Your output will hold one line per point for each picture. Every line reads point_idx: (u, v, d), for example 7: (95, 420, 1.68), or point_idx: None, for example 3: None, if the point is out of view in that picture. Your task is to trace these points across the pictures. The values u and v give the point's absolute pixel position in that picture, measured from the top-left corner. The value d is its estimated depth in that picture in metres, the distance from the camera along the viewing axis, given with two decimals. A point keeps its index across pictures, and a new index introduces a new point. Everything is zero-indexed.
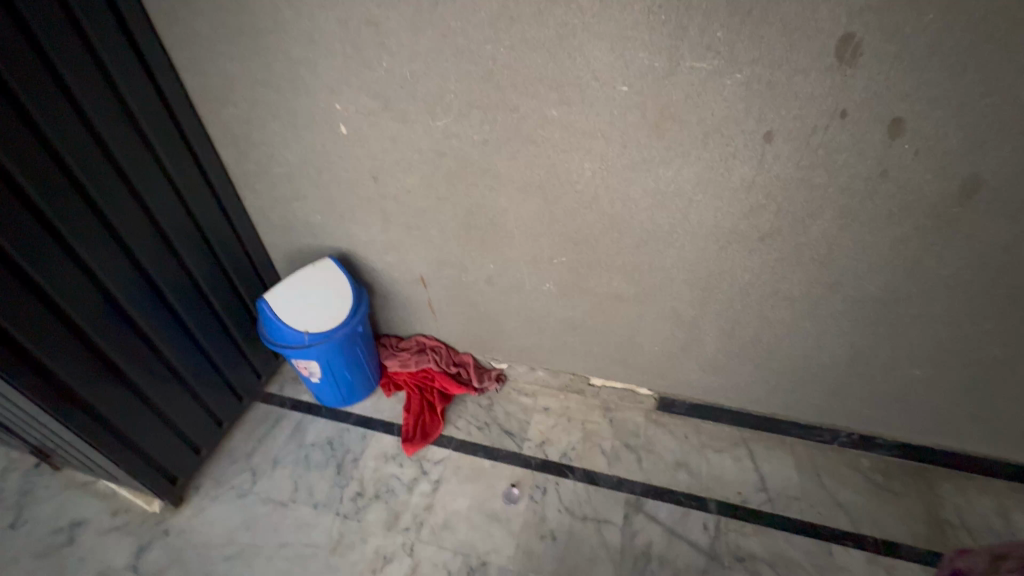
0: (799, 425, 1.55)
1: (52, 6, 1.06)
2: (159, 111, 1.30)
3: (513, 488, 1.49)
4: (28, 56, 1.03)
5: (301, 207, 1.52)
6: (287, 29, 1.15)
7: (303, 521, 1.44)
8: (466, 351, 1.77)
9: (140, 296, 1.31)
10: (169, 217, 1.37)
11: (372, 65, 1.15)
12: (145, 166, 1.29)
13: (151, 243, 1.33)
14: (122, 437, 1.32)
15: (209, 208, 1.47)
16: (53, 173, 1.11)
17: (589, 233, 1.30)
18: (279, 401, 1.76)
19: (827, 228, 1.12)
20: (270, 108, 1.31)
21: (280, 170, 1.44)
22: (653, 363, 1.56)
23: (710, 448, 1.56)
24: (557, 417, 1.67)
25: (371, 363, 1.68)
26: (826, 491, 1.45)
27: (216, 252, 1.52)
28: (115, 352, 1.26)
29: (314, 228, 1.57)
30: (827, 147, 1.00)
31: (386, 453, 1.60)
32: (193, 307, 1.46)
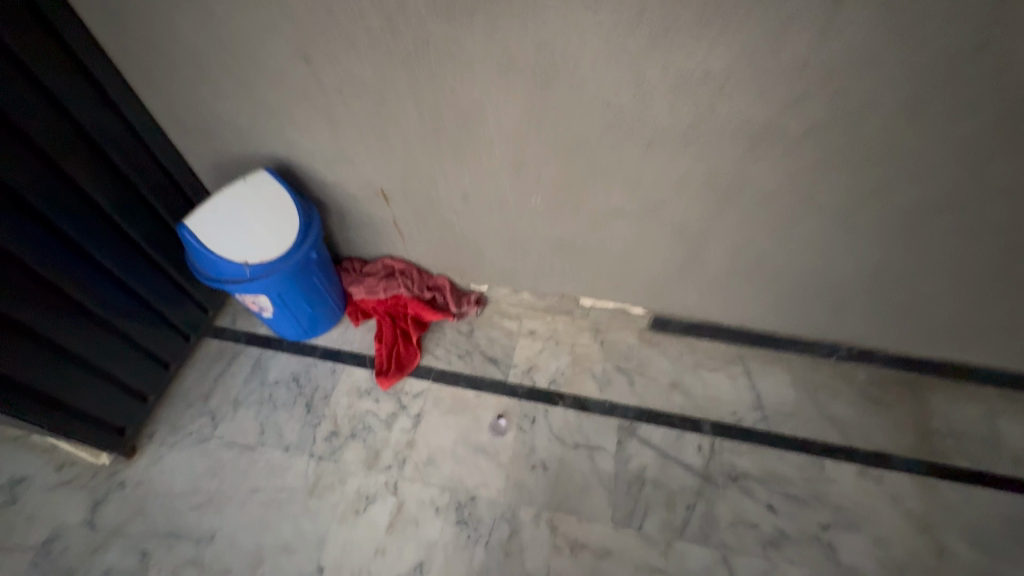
0: (799, 340, 1.47)
1: None
2: None
3: (500, 420, 1.40)
4: None
5: (218, 103, 1.19)
6: None
7: (275, 465, 1.33)
8: (441, 274, 1.58)
9: (22, 227, 1.04)
10: (35, 119, 1.03)
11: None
12: None
13: (24, 163, 1.03)
14: (35, 391, 1.12)
15: (88, 104, 1.12)
16: None
17: (586, 134, 1.05)
18: (232, 335, 1.57)
19: (879, 123, 0.91)
20: None
21: (180, 53, 1.09)
22: (651, 283, 1.40)
23: (706, 367, 1.48)
24: (544, 341, 1.55)
25: (333, 291, 1.48)
26: (820, 407, 1.41)
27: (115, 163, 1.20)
28: (10, 305, 1.03)
29: (241, 132, 1.25)
30: (908, 8, 0.76)
31: (359, 387, 1.47)
32: (103, 238, 1.20)
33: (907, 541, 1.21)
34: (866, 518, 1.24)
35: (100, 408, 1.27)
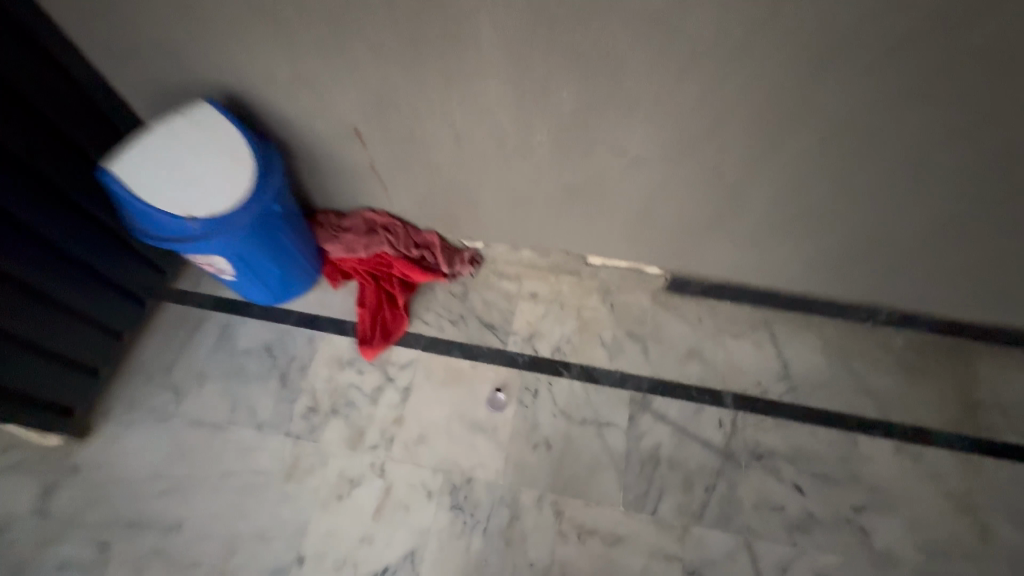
0: (833, 303, 1.30)
1: None
2: None
3: (499, 392, 1.25)
4: None
5: (142, 14, 0.95)
6: None
7: (248, 446, 1.20)
8: (429, 229, 1.38)
9: None
10: None
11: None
12: None
13: None
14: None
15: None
16: None
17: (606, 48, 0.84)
18: (195, 300, 1.39)
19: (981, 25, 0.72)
20: None
21: None
22: (671, 237, 1.22)
23: (728, 333, 1.33)
24: (547, 304, 1.38)
25: (304, 250, 1.29)
26: (854, 376, 1.27)
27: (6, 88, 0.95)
28: None
29: (176, 53, 1.02)
30: None
31: (340, 358, 1.31)
32: (15, 187, 0.98)
33: (945, 523, 1.10)
34: (901, 499, 1.13)
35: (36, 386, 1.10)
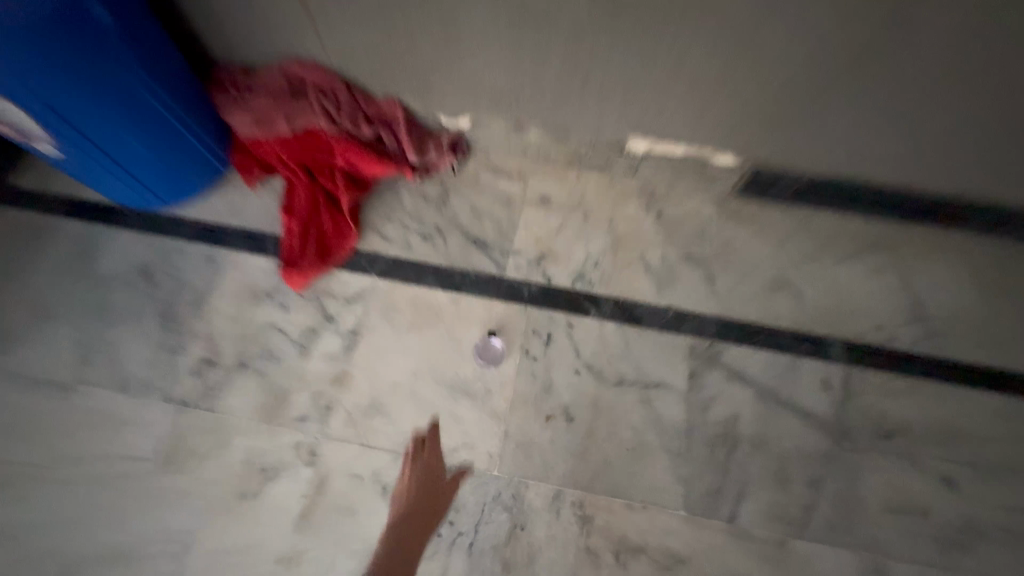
0: (998, 214, 0.87)
1: None
2: None
3: (491, 338, 0.83)
4: None
5: None
6: None
7: (110, 417, 0.79)
8: (390, 97, 0.90)
9: None
10: None
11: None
12: None
13: None
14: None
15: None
16: None
17: None
18: (40, 201, 0.93)
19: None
20: None
21: None
22: (768, 96, 0.77)
23: (830, 255, 0.90)
24: (564, 213, 0.94)
25: (190, 125, 0.85)
26: (1020, 319, 0.85)
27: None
28: None
29: None
30: None
31: (254, 287, 0.87)
32: None
33: None
34: None
35: None
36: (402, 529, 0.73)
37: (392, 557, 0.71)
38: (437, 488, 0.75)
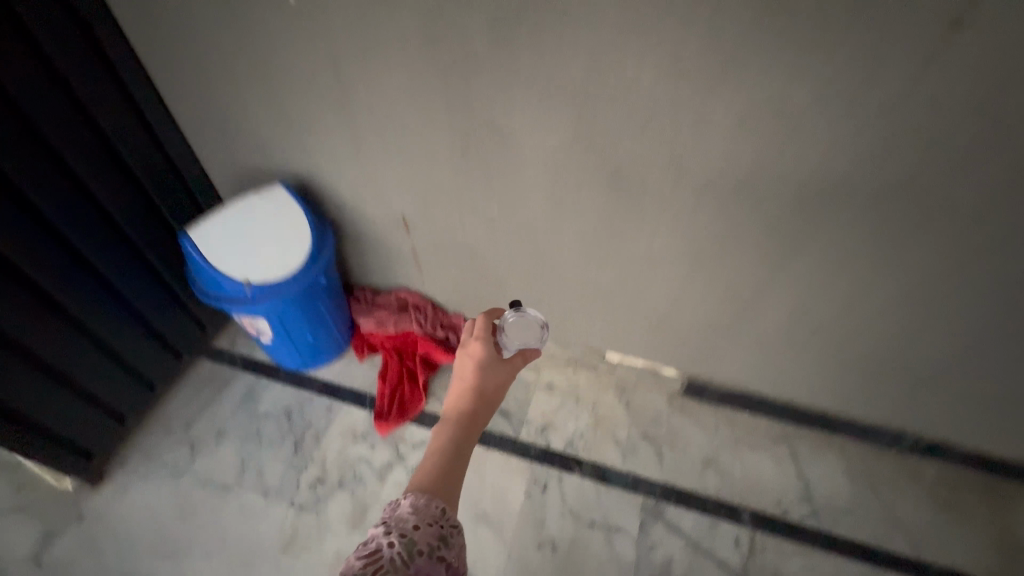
0: (856, 424, 1.29)
1: None
2: None
3: (520, 305, 0.99)
4: None
5: (244, 115, 1.13)
6: None
7: (250, 511, 1.19)
8: (458, 313, 1.45)
9: (21, 225, 0.96)
10: (53, 115, 0.97)
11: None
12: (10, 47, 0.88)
13: (27, 152, 0.94)
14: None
15: (38, 79, 0.93)
16: None
17: (648, 158, 0.93)
18: (228, 358, 1.45)
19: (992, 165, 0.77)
20: None
21: (212, 55, 1.03)
22: (687, 343, 1.27)
23: (746, 445, 1.30)
24: (563, 396, 1.39)
25: (339, 325, 1.36)
26: (880, 504, 1.21)
27: (76, 159, 1.02)
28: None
29: (263, 147, 1.19)
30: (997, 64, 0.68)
31: (354, 430, 1.32)
32: (105, 246, 1.11)
33: None
34: None
35: (65, 427, 1.14)
36: (466, 420, 0.79)
37: (448, 467, 0.72)
38: (485, 379, 0.82)
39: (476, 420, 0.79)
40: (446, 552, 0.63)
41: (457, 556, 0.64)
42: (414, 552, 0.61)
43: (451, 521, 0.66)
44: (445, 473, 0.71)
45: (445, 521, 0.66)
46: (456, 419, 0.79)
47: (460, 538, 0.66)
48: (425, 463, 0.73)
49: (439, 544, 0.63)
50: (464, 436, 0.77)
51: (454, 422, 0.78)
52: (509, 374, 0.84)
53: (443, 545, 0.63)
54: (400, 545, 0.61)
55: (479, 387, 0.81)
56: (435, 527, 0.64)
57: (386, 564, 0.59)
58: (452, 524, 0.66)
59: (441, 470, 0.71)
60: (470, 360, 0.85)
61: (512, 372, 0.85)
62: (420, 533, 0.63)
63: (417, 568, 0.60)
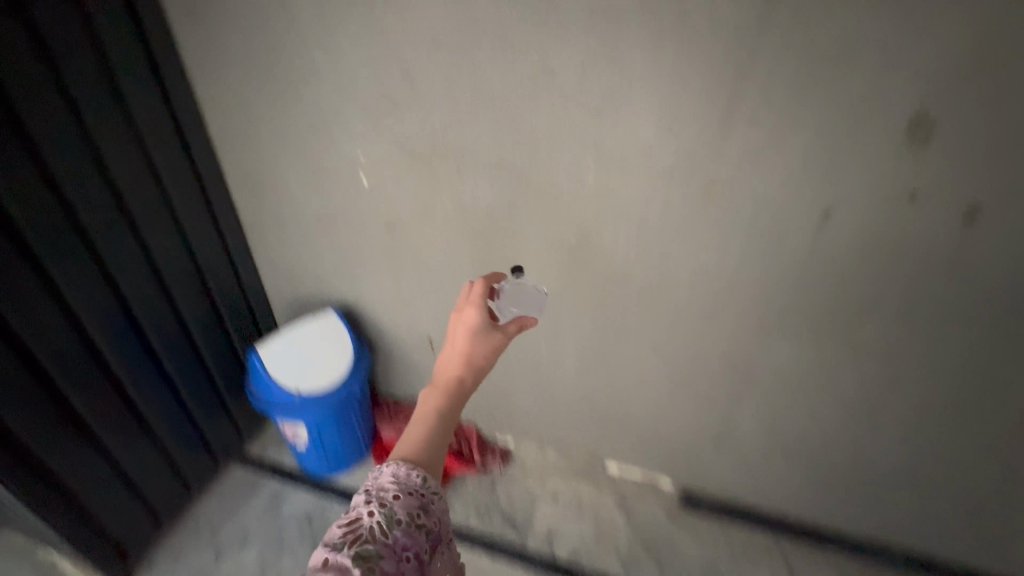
0: (846, 538, 1.35)
1: (92, 60, 1.02)
2: (173, 143, 1.20)
3: (520, 273, 1.16)
4: (51, 100, 0.98)
5: (306, 257, 1.40)
6: (321, 75, 1.07)
7: None
8: (470, 423, 1.61)
9: (127, 343, 1.18)
10: (170, 258, 1.25)
11: (393, 78, 1.02)
12: (154, 211, 1.19)
13: (146, 285, 1.20)
14: (20, 491, 1.06)
15: (165, 233, 1.23)
16: (59, 220, 1.02)
17: (628, 299, 1.15)
18: (258, 464, 1.58)
19: (892, 311, 0.96)
20: (287, 152, 1.21)
21: (289, 214, 1.32)
22: (679, 453, 1.41)
23: (743, 558, 1.36)
24: (567, 506, 1.48)
25: (364, 433, 1.51)
26: None
27: (176, 291, 1.27)
28: (91, 411, 1.14)
29: (317, 280, 1.45)
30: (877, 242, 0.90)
31: None
32: (182, 361, 1.32)
33: None
34: None
35: (111, 526, 1.26)
36: (453, 393, 0.76)
37: (434, 439, 0.72)
38: (476, 348, 0.78)
39: (463, 390, 0.76)
40: (426, 519, 0.65)
41: (438, 520, 0.67)
42: (393, 521, 0.62)
43: (430, 487, 0.67)
44: (427, 446, 0.71)
45: (426, 489, 0.67)
46: (443, 389, 0.76)
47: (441, 503, 0.68)
48: (410, 436, 0.72)
49: (419, 513, 0.64)
50: (449, 407, 0.75)
51: (440, 393, 0.75)
52: (502, 342, 0.80)
53: (423, 514, 0.65)
54: (379, 514, 0.62)
55: (468, 354, 0.78)
56: (414, 496, 0.65)
57: (366, 532, 0.60)
58: (432, 491, 0.67)
59: (424, 442, 0.71)
60: (462, 326, 0.81)
61: (504, 339, 0.80)
62: (401, 501, 0.64)
63: (396, 536, 0.61)
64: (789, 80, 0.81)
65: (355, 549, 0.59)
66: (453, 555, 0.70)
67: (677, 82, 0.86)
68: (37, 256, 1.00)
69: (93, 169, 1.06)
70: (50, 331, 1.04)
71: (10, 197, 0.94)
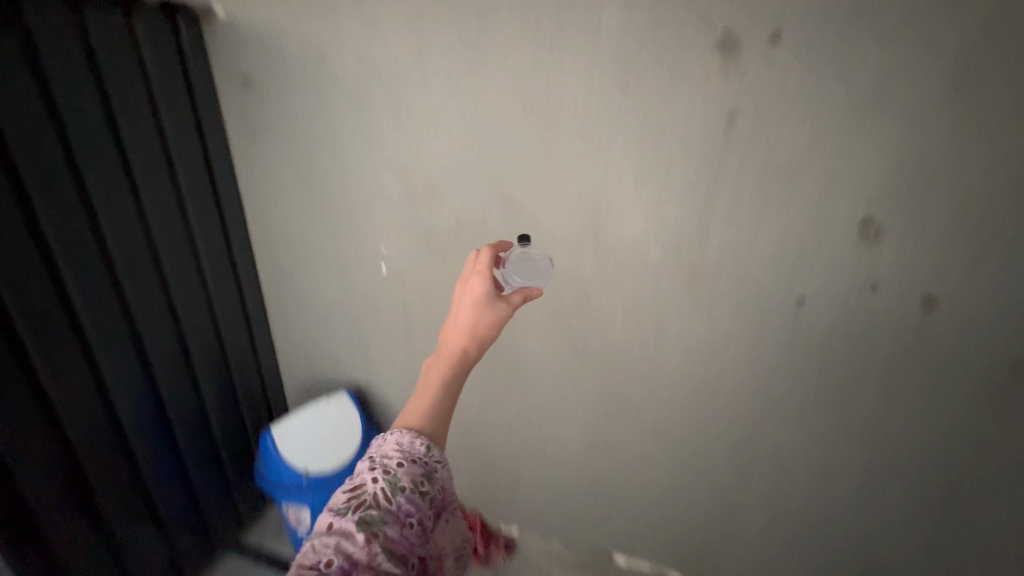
0: None
1: (165, 167, 1.10)
2: (218, 238, 1.25)
3: (526, 241, 1.02)
4: (128, 208, 1.05)
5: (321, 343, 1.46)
6: (345, 182, 1.15)
7: None
8: (474, 509, 1.59)
9: (154, 434, 1.20)
10: (203, 346, 1.29)
11: (406, 187, 1.11)
12: (196, 303, 1.24)
13: (179, 374, 1.24)
14: None
15: (190, 286, 1.22)
16: (115, 319, 1.07)
17: (627, 382, 1.20)
18: (255, 555, 1.54)
19: (874, 391, 1.02)
20: (309, 248, 1.29)
21: (309, 303, 1.39)
22: (686, 544, 1.38)
23: None
24: None
25: None
26: None
27: (191, 345, 1.25)
28: (112, 506, 1.14)
29: (330, 364, 1.50)
30: (852, 331, 0.99)
31: None
32: (199, 447, 1.33)
33: None
34: None
35: None
36: (459, 363, 0.82)
37: (440, 409, 0.77)
38: (480, 318, 0.85)
39: (467, 359, 0.82)
40: (429, 487, 0.69)
41: (441, 487, 0.71)
42: (397, 488, 0.66)
43: (434, 456, 0.72)
44: (432, 412, 0.76)
45: (429, 458, 0.71)
46: (448, 358, 0.82)
47: (444, 471, 0.72)
48: (416, 399, 0.78)
49: (422, 480, 0.68)
50: (454, 377, 0.81)
51: (446, 362, 0.81)
52: (506, 313, 0.86)
53: (425, 484, 0.69)
54: (384, 482, 0.67)
55: (473, 325, 0.84)
56: (417, 465, 0.69)
57: (370, 499, 0.65)
58: (435, 459, 0.71)
59: (430, 408, 0.76)
60: (467, 298, 0.87)
61: (508, 310, 0.86)
62: (404, 470, 0.68)
63: (400, 502, 0.65)
64: (755, 192, 0.93)
65: (360, 513, 0.63)
66: (460, 520, 0.75)
67: (662, 189, 0.97)
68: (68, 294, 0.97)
69: (152, 268, 1.12)
70: (64, 375, 0.99)
71: (79, 302, 0.99)
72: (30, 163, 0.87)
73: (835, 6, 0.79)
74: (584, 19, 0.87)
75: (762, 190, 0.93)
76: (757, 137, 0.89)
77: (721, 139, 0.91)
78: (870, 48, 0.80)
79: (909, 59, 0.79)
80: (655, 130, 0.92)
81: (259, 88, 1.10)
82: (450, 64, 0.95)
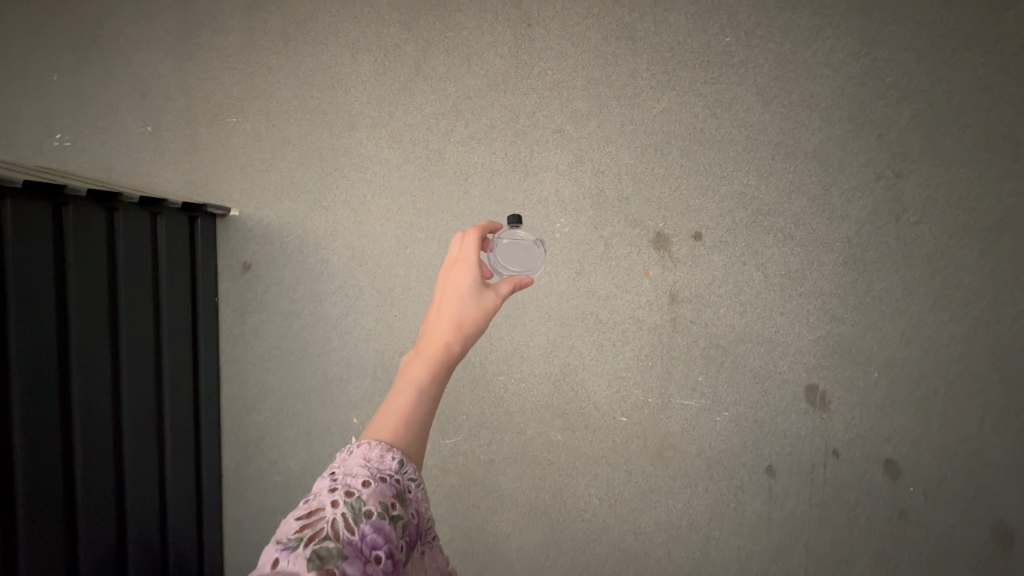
0: None
1: (182, 312, 1.05)
2: (211, 395, 1.13)
3: (517, 223, 0.77)
4: (147, 348, 0.95)
5: (250, 533, 1.17)
6: (318, 349, 1.14)
7: None
8: None
9: None
10: (179, 528, 1.04)
11: (383, 356, 1.12)
12: (182, 467, 1.05)
13: (152, 561, 0.96)
14: None
15: (184, 460, 1.05)
16: (106, 479, 0.87)
17: (606, 565, 1.06)
18: None
19: (871, 559, 1.00)
20: (262, 425, 1.16)
21: (248, 479, 1.17)
22: None
23: None
24: None
25: None
26: None
27: (169, 540, 1.01)
28: None
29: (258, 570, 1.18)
30: (830, 495, 1.00)
31: None
32: None
33: None
34: None
35: None
36: (443, 364, 0.55)
37: (417, 417, 0.51)
38: (467, 309, 0.60)
39: (451, 356, 0.56)
40: (401, 512, 0.45)
41: (416, 512, 0.47)
42: (361, 514, 0.42)
43: (407, 474, 0.47)
44: (407, 424, 0.50)
45: (402, 476, 0.47)
46: (427, 355, 0.55)
47: (420, 494, 0.48)
48: (389, 403, 0.51)
49: (394, 504, 0.45)
50: (433, 379, 0.54)
51: (425, 359, 0.55)
52: (497, 303, 0.62)
53: (400, 508, 0.45)
54: (348, 504, 0.42)
55: (457, 316, 0.59)
56: (389, 484, 0.45)
57: (330, 530, 0.40)
58: (410, 478, 0.47)
59: (403, 419, 0.50)
60: (449, 286, 0.63)
61: (496, 301, 0.62)
62: (375, 490, 0.43)
63: (363, 532, 0.41)
64: (707, 360, 1.02)
65: (313, 547, 0.39)
66: (437, 558, 0.51)
67: (622, 357, 1.03)
68: (73, 461, 0.82)
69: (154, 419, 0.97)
70: None
71: (79, 454, 0.82)
72: (79, 313, 0.83)
73: (739, 216, 1.00)
74: (543, 220, 1.04)
75: (712, 355, 1.01)
76: (698, 314, 1.01)
77: (668, 316, 1.02)
78: (774, 247, 1.00)
79: (806, 256, 0.99)
80: (611, 306, 1.03)
81: (258, 265, 1.14)
82: (436, 248, 1.09)
